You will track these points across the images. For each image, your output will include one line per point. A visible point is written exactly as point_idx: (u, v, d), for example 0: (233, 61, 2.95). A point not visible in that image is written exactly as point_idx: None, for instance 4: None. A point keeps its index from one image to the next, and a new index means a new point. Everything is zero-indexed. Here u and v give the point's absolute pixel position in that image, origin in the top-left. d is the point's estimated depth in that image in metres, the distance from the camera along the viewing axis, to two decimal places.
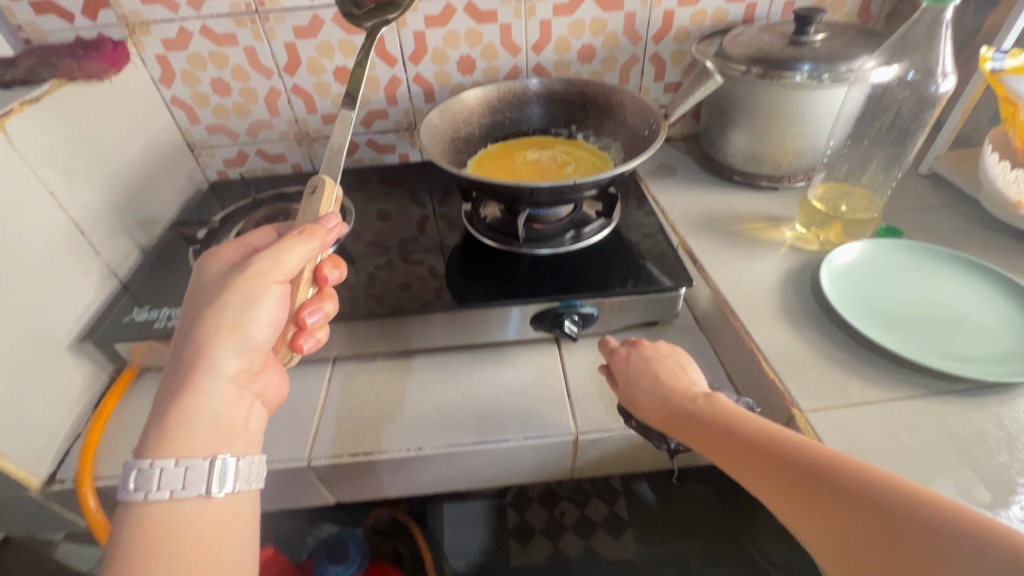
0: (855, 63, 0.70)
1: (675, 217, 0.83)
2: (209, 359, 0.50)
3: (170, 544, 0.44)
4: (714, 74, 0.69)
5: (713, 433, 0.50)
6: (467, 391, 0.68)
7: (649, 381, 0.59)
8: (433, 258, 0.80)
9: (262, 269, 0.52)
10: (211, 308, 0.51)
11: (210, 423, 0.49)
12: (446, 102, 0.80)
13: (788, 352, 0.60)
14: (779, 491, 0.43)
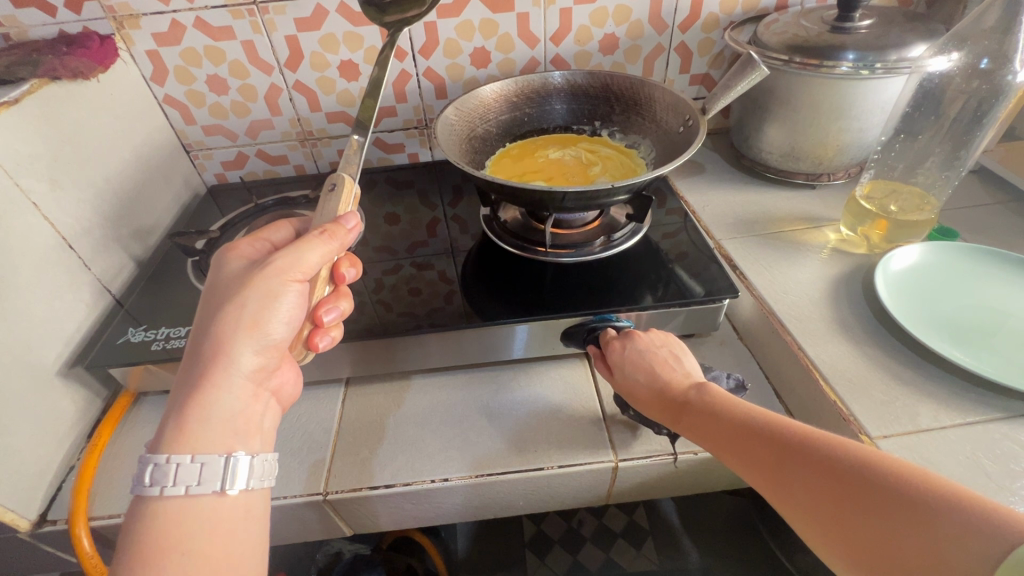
0: (910, 51, 0.64)
1: (707, 219, 0.78)
2: (229, 351, 0.45)
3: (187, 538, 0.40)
4: (760, 63, 0.63)
5: (703, 427, 0.48)
6: (493, 410, 0.62)
7: (647, 380, 0.54)
8: (443, 262, 0.75)
9: (281, 267, 0.46)
10: (229, 304, 0.46)
11: (225, 416, 0.44)
12: (463, 97, 0.74)
13: (847, 369, 0.55)
14: (767, 474, 0.42)
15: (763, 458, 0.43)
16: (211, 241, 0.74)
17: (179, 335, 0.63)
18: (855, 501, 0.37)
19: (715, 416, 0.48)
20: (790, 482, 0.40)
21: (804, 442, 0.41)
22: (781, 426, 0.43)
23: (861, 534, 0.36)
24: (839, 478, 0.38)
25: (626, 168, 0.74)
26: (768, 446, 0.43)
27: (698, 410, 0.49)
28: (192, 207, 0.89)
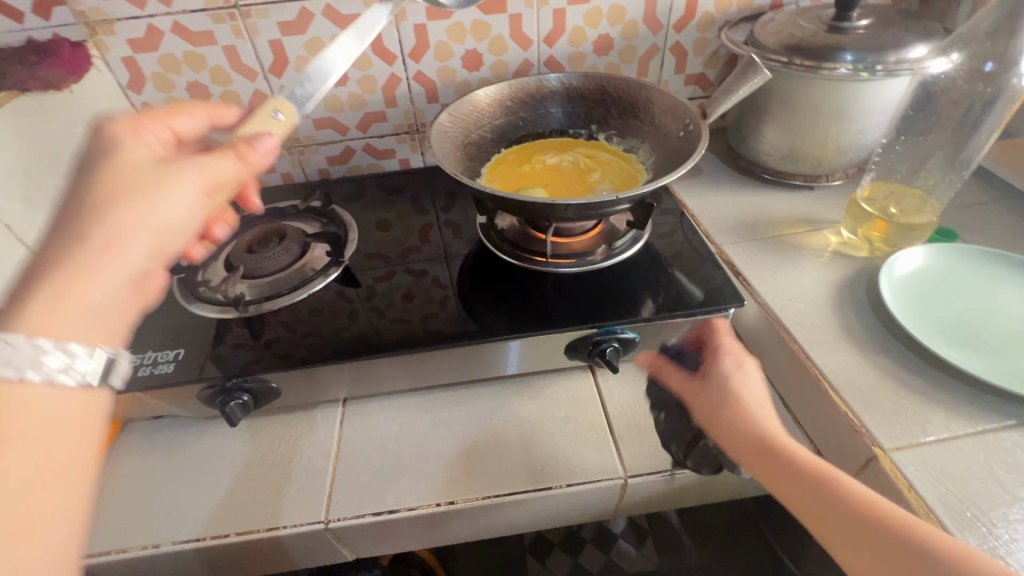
0: (910, 51, 0.64)
1: (708, 223, 0.77)
2: (120, 229, 0.37)
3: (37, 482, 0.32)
4: (763, 68, 0.62)
5: (744, 449, 0.48)
6: (498, 427, 0.61)
7: (717, 387, 0.52)
8: (437, 267, 0.74)
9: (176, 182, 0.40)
10: (110, 182, 0.38)
11: (104, 249, 0.36)
12: (457, 102, 0.72)
13: (855, 377, 0.55)
14: (819, 526, 0.41)
15: (801, 497, 0.43)
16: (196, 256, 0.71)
17: (166, 359, 0.60)
18: (893, 556, 0.37)
19: (774, 457, 0.46)
20: (846, 544, 0.40)
21: (842, 494, 0.41)
22: (820, 468, 0.43)
23: None
24: (902, 555, 0.37)
25: (624, 174, 0.73)
26: (810, 487, 0.43)
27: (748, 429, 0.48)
28: None
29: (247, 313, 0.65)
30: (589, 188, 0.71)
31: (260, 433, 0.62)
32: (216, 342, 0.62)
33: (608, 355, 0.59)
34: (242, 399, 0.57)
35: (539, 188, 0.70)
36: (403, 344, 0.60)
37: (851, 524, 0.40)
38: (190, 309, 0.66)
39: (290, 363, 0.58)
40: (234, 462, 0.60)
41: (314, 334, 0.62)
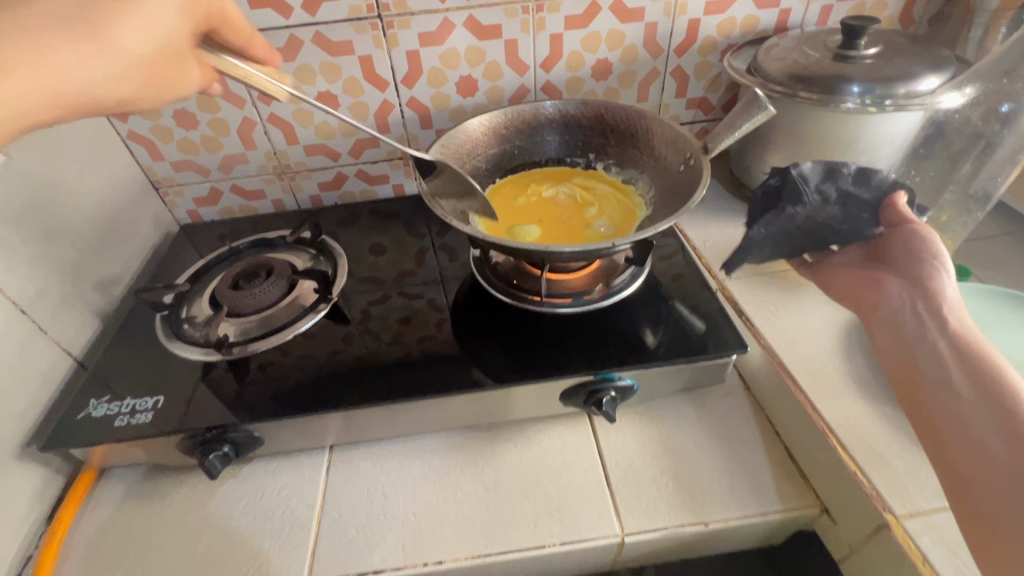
0: (921, 85, 0.61)
1: (710, 256, 0.74)
2: (99, 30, 0.37)
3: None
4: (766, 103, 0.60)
5: (922, 346, 0.50)
6: (491, 476, 0.59)
7: (902, 227, 0.61)
8: (433, 290, 0.74)
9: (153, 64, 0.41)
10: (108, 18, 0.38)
11: (58, 22, 0.36)
12: (448, 135, 0.70)
13: (864, 432, 0.52)
14: (965, 470, 0.41)
15: (944, 415, 0.44)
16: (179, 294, 0.69)
17: (145, 407, 0.58)
18: (999, 489, 0.38)
19: (985, 406, 0.42)
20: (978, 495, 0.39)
21: None
22: None
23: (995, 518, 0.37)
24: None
25: (623, 208, 0.71)
26: (971, 398, 0.43)
27: (945, 335, 0.49)
28: (163, 248, 0.84)
29: (232, 356, 0.63)
30: (585, 224, 0.69)
31: (243, 482, 0.59)
32: (198, 388, 0.60)
33: (607, 405, 0.57)
34: (222, 450, 0.55)
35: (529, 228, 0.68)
36: (399, 365, 0.61)
37: (978, 434, 0.41)
38: (174, 350, 0.64)
39: (274, 411, 0.57)
40: (214, 513, 0.57)
41: (309, 356, 0.63)
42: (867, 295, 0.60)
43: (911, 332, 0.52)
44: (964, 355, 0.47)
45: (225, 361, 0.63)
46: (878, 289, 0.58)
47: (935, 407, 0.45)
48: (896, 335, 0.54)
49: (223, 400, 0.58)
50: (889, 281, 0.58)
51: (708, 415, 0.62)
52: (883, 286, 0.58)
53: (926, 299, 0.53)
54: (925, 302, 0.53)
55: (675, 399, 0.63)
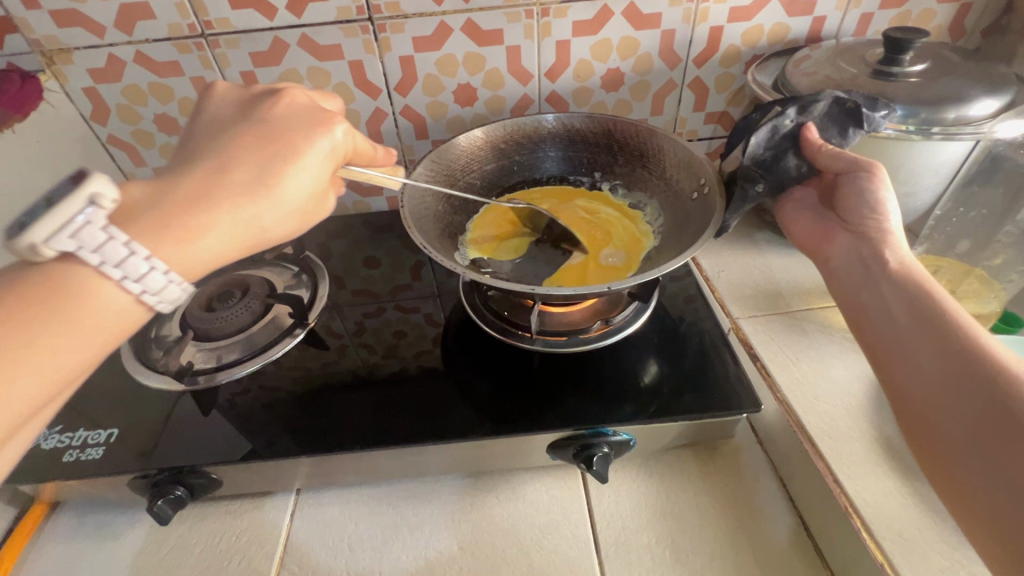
0: (973, 111, 0.54)
1: (724, 290, 0.67)
2: (272, 182, 0.39)
3: (44, 307, 0.31)
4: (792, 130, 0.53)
5: (884, 303, 0.47)
6: (468, 532, 0.53)
7: (850, 175, 0.52)
8: (429, 305, 0.72)
9: (305, 204, 0.42)
10: (245, 168, 0.39)
11: (248, 182, 0.38)
12: (437, 150, 0.64)
13: (891, 512, 0.45)
14: (925, 402, 0.40)
15: (920, 398, 0.40)
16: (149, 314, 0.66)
17: (97, 441, 0.55)
18: (948, 413, 0.38)
19: (938, 332, 0.42)
20: (930, 425, 0.39)
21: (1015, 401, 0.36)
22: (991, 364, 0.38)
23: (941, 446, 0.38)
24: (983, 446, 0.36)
25: (630, 234, 0.66)
26: (934, 369, 0.40)
27: (898, 286, 0.47)
28: None
29: (196, 386, 0.59)
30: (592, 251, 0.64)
31: (199, 524, 0.55)
32: (157, 424, 0.56)
33: (599, 463, 0.51)
34: (174, 494, 0.51)
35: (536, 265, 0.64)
36: (394, 382, 0.60)
37: (956, 412, 0.38)
38: (136, 377, 0.60)
39: (234, 453, 0.53)
40: (166, 559, 0.53)
41: (301, 367, 0.62)
42: (822, 248, 0.56)
43: (867, 288, 0.49)
44: (919, 316, 0.44)
45: (189, 393, 0.59)
46: (830, 242, 0.55)
47: (911, 381, 0.42)
48: (852, 289, 0.51)
49: (182, 437, 0.55)
50: (837, 233, 0.55)
51: (713, 474, 0.55)
52: (832, 238, 0.55)
53: (876, 248, 0.50)
54: (879, 254, 0.50)
55: (676, 453, 0.57)
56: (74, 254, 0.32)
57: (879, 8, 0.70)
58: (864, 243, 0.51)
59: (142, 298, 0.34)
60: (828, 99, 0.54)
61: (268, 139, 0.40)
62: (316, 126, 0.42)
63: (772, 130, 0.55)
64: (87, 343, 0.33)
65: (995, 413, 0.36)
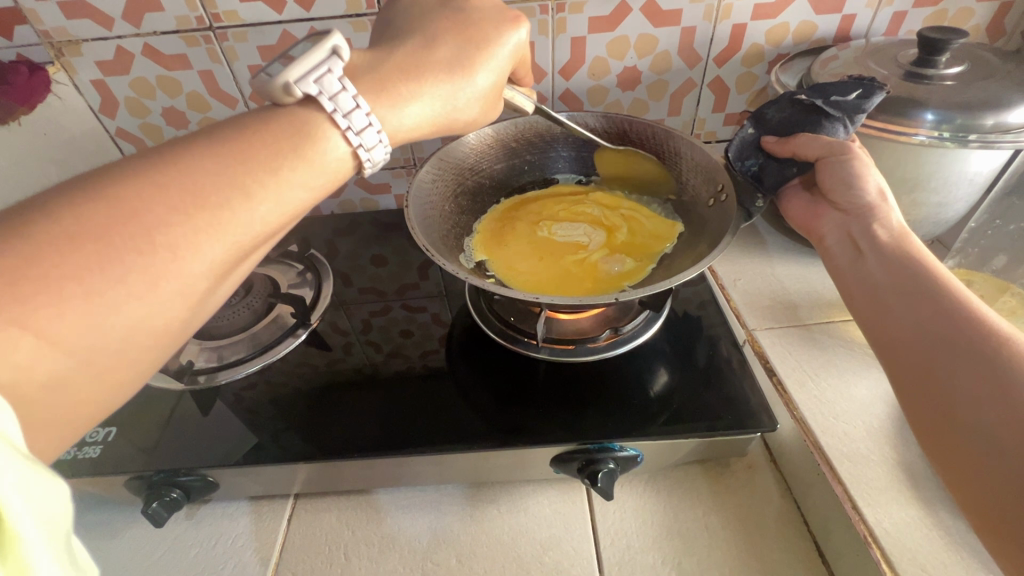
0: (1014, 118, 0.51)
1: (740, 299, 0.65)
2: (468, 66, 0.43)
3: (288, 143, 0.34)
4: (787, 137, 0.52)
5: (874, 279, 0.43)
6: (467, 544, 0.51)
7: (831, 158, 0.49)
8: (436, 304, 0.70)
9: (489, 98, 0.46)
10: (428, 45, 0.42)
11: (448, 65, 0.42)
12: (445, 148, 0.62)
13: (914, 543, 0.43)
14: (916, 369, 0.36)
15: (915, 365, 0.36)
16: None
17: (94, 439, 0.54)
18: (943, 377, 0.34)
19: (933, 299, 0.38)
20: (921, 392, 0.35)
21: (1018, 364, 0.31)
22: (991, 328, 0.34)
23: (939, 413, 0.34)
24: (980, 413, 0.32)
25: (658, 232, 0.63)
26: (918, 338, 0.37)
27: (887, 261, 0.43)
28: None
29: (196, 385, 0.58)
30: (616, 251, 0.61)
31: (196, 526, 0.54)
32: (156, 423, 0.55)
33: (604, 480, 0.49)
34: (170, 496, 0.50)
35: (535, 270, 0.61)
36: (398, 384, 0.59)
37: (961, 384, 0.33)
38: None
39: (233, 454, 0.52)
40: (161, 561, 0.52)
41: (305, 365, 0.61)
42: (809, 234, 0.53)
43: (854, 268, 0.46)
44: (910, 288, 0.40)
45: (190, 392, 0.58)
46: (817, 226, 0.52)
47: (896, 351, 0.38)
48: (841, 270, 0.47)
49: (181, 437, 0.54)
50: (824, 214, 0.51)
51: (724, 493, 0.53)
52: (819, 220, 0.52)
53: (866, 224, 0.46)
54: (868, 231, 0.46)
55: (686, 469, 0.55)
56: (315, 100, 0.35)
57: (913, 7, 0.66)
58: (853, 220, 0.48)
59: (361, 153, 0.37)
60: (782, 102, 0.53)
61: (460, 30, 0.43)
62: (504, 23, 0.45)
63: (737, 146, 0.55)
64: (311, 185, 0.35)
65: (998, 377, 0.32)
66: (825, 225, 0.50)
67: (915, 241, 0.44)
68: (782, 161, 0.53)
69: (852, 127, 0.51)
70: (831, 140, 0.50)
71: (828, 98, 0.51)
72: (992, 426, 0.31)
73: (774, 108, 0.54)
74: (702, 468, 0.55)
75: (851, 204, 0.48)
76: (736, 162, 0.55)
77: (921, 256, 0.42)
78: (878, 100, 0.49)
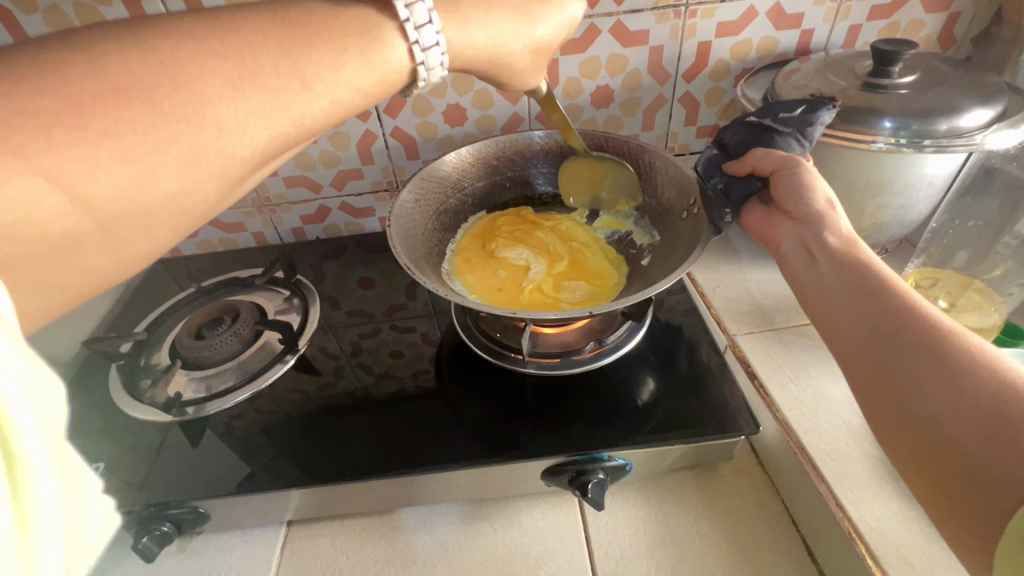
0: (965, 123, 0.53)
1: (720, 306, 0.67)
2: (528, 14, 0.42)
3: (353, 41, 0.33)
4: (748, 156, 0.54)
5: (824, 284, 0.44)
6: (462, 563, 0.51)
7: (783, 170, 0.51)
8: (424, 324, 0.71)
9: (534, 62, 0.45)
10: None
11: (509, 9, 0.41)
12: (425, 169, 0.63)
13: (896, 536, 0.44)
14: (867, 369, 0.38)
15: (866, 364, 0.38)
16: (137, 342, 0.65)
17: None
18: (891, 373, 0.36)
19: (880, 300, 0.39)
20: (872, 390, 0.37)
21: (954, 354, 0.33)
22: (929, 324, 0.36)
23: (893, 410, 0.35)
24: (927, 405, 0.33)
25: (599, 271, 0.65)
26: (874, 342, 0.38)
27: (838, 267, 0.44)
28: (137, 283, 0.80)
29: (184, 416, 0.58)
30: (560, 285, 0.63)
31: (188, 559, 0.53)
32: (143, 458, 0.55)
33: (594, 491, 0.49)
34: (160, 530, 0.50)
35: (514, 289, 0.63)
36: (388, 407, 0.59)
37: (909, 377, 0.35)
38: (125, 409, 0.60)
39: (225, 485, 0.52)
40: None
41: (293, 392, 0.61)
42: (766, 244, 0.53)
43: (808, 273, 0.46)
44: (859, 291, 0.41)
45: (178, 423, 0.58)
46: (772, 236, 0.52)
47: (854, 356, 0.39)
48: (797, 277, 0.48)
49: (169, 470, 0.53)
50: (778, 221, 0.52)
51: (714, 497, 0.54)
52: (774, 228, 0.52)
53: (816, 232, 0.47)
54: (820, 239, 0.47)
55: (676, 476, 0.56)
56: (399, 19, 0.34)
57: (867, 20, 0.70)
58: (805, 228, 0.48)
59: (419, 67, 0.36)
60: (736, 126, 0.56)
61: None
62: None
63: (703, 163, 0.58)
64: (363, 87, 0.34)
65: (940, 369, 0.33)
66: (780, 232, 0.51)
67: (862, 246, 0.45)
68: (745, 176, 0.54)
69: (805, 141, 0.53)
70: (783, 153, 0.51)
71: (778, 117, 0.53)
72: (954, 429, 0.31)
73: (729, 132, 0.56)
74: (692, 474, 0.56)
75: (802, 213, 0.49)
76: (704, 179, 0.57)
77: (870, 262, 0.43)
78: (826, 115, 0.51)
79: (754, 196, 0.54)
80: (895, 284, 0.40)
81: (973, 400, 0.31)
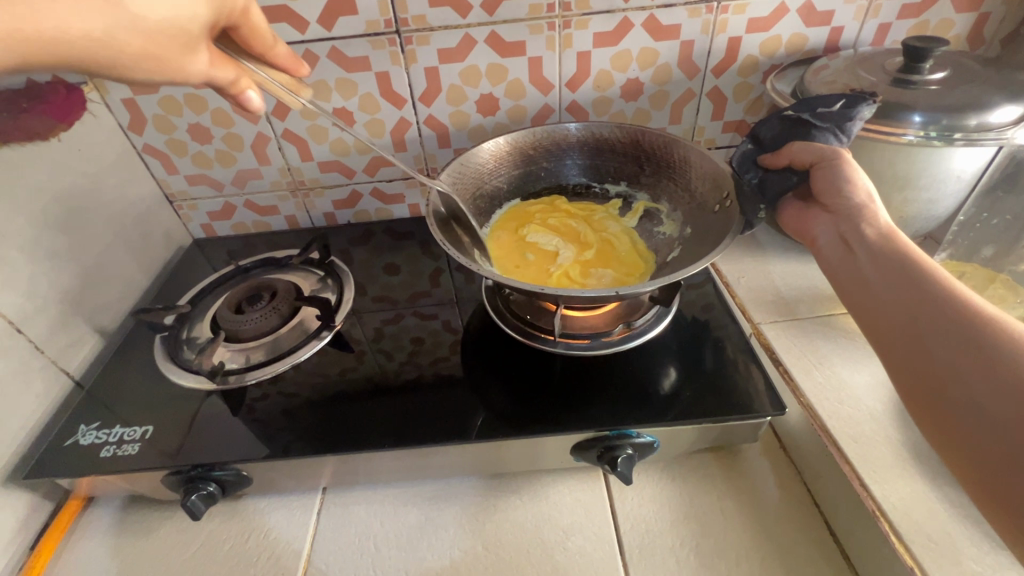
0: (995, 118, 0.54)
1: (744, 296, 0.68)
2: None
3: None
4: (786, 150, 0.55)
5: (864, 274, 0.46)
6: (492, 532, 0.53)
7: (824, 162, 0.52)
8: (446, 312, 0.73)
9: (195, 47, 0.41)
10: None
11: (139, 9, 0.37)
12: (463, 156, 0.65)
13: (919, 515, 0.45)
14: (907, 356, 0.39)
15: (906, 352, 0.39)
16: (181, 315, 0.68)
17: (132, 437, 0.56)
18: (932, 361, 0.37)
19: (922, 289, 0.41)
20: (910, 377, 0.38)
21: (997, 343, 0.34)
22: (970, 314, 0.37)
23: (931, 397, 0.37)
24: (969, 393, 0.34)
25: (627, 262, 0.67)
26: (915, 331, 0.39)
27: (877, 258, 0.45)
28: (175, 262, 0.83)
29: (227, 385, 0.61)
30: (587, 272, 0.65)
31: (229, 521, 0.56)
32: (188, 422, 0.57)
33: (623, 464, 0.51)
34: (206, 490, 0.52)
35: (547, 274, 0.65)
36: (421, 382, 0.61)
37: (952, 366, 0.36)
38: (171, 377, 0.62)
39: (255, 450, 0.54)
40: (197, 555, 0.53)
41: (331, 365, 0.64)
42: (804, 236, 0.54)
43: (847, 264, 0.48)
44: (899, 280, 0.43)
45: (220, 392, 0.61)
46: (810, 228, 0.54)
47: (893, 344, 0.40)
48: (834, 267, 0.49)
49: (212, 435, 0.56)
50: (816, 214, 0.53)
51: (737, 478, 0.55)
52: (812, 220, 0.54)
53: (855, 223, 0.49)
54: (857, 230, 0.48)
55: (701, 456, 0.58)
56: None
57: (897, 18, 0.71)
58: (843, 220, 0.50)
59: None
60: (772, 120, 0.58)
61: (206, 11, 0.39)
62: None
63: (739, 158, 0.60)
64: None
65: (983, 358, 0.34)
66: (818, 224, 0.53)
67: (903, 236, 0.46)
68: (780, 172, 0.56)
69: (843, 136, 0.53)
70: (822, 147, 0.53)
71: (816, 111, 0.54)
72: (994, 415, 0.33)
73: (766, 127, 0.58)
74: (716, 456, 0.57)
75: (841, 205, 0.50)
76: (740, 174, 0.60)
77: (910, 253, 0.44)
78: (865, 110, 0.52)
79: (790, 191, 0.57)
80: (937, 275, 0.41)
81: (1013, 386, 0.32)
